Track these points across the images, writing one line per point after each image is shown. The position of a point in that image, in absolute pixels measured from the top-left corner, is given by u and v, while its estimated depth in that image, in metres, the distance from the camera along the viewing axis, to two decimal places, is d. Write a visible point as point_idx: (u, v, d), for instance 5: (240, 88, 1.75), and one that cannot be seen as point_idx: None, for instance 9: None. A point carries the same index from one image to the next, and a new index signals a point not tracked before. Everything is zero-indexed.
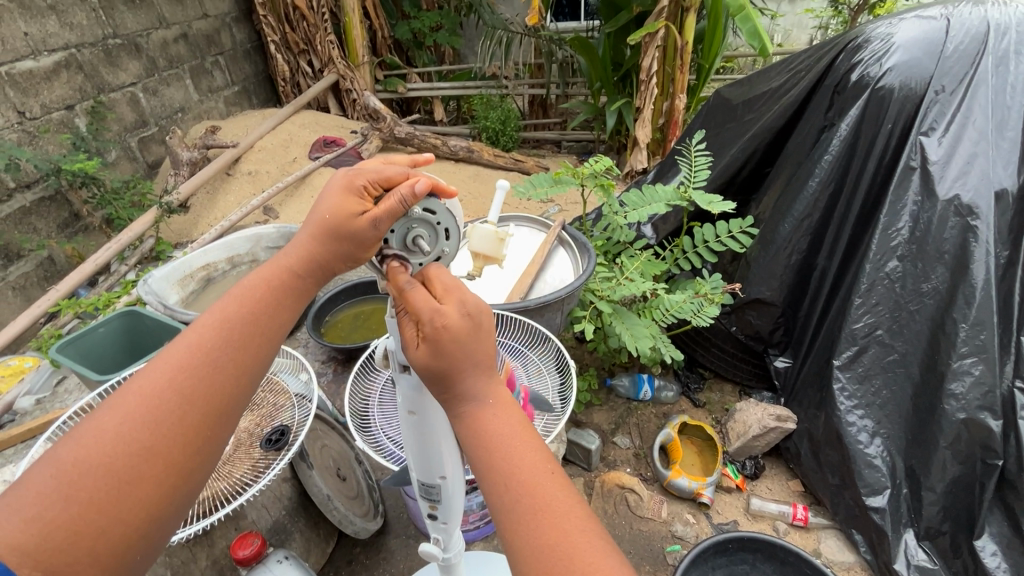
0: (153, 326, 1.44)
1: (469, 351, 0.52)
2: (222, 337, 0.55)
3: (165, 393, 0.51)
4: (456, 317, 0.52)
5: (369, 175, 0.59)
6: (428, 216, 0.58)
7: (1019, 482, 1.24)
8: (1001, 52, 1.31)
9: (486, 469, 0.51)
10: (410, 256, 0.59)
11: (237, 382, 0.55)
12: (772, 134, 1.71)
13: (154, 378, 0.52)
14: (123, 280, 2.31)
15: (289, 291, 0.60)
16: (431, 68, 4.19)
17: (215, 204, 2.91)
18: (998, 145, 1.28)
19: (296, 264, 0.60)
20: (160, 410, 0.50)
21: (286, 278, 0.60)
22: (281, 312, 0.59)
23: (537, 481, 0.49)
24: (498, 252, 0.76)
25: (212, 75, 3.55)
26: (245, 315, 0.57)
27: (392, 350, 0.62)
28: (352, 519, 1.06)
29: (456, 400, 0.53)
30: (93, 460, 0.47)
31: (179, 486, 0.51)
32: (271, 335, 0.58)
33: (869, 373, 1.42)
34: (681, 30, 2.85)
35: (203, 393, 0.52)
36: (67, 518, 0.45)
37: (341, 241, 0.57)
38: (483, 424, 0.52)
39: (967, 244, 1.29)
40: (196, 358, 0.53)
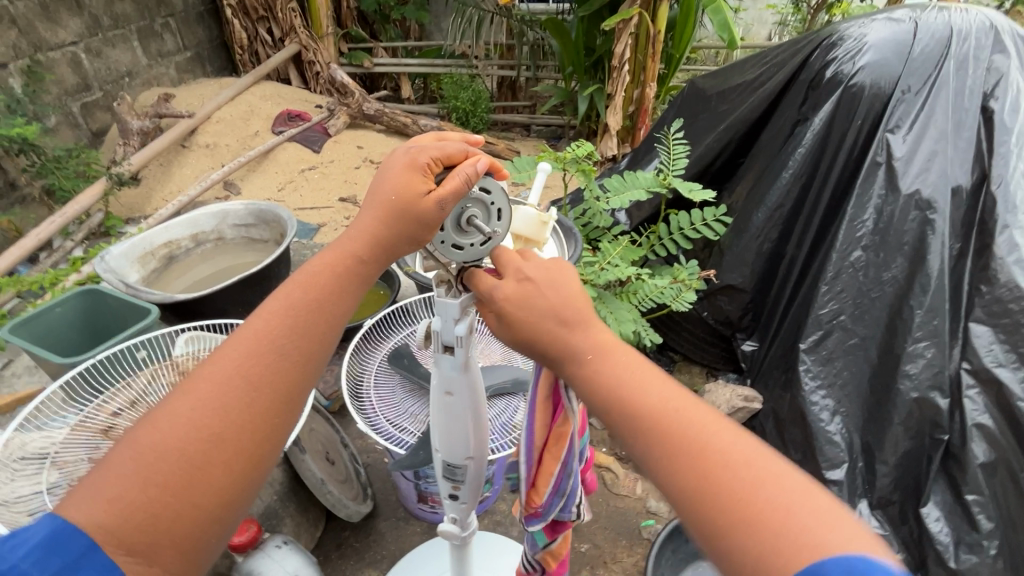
0: (115, 306, 1.35)
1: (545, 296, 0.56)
2: (286, 322, 0.52)
3: (232, 380, 0.49)
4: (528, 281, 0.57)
5: (431, 151, 0.57)
6: (484, 196, 0.59)
7: (962, 456, 1.33)
8: (961, 56, 1.40)
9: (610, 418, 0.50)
10: (463, 237, 0.60)
11: (303, 368, 0.52)
12: (747, 125, 1.77)
13: (222, 363, 0.50)
14: (70, 256, 2.15)
15: (354, 278, 0.57)
16: (398, 43, 4.07)
17: (170, 178, 2.76)
18: (956, 144, 1.37)
19: (361, 249, 0.57)
20: (229, 396, 0.48)
21: (349, 263, 0.57)
22: (346, 298, 0.56)
23: (669, 419, 0.47)
24: (539, 235, 0.76)
25: (161, 38, 3.30)
26: (308, 301, 0.54)
27: (437, 329, 0.64)
28: (345, 503, 1.03)
29: (565, 363, 0.54)
30: (166, 444, 0.46)
31: (249, 473, 0.49)
32: (336, 321, 0.55)
33: (832, 356, 1.52)
34: (654, 18, 2.86)
35: (270, 380, 0.50)
36: (144, 500, 0.44)
37: (406, 221, 0.56)
38: (595, 370, 0.52)
39: (925, 236, 1.37)
40: (263, 344, 0.51)
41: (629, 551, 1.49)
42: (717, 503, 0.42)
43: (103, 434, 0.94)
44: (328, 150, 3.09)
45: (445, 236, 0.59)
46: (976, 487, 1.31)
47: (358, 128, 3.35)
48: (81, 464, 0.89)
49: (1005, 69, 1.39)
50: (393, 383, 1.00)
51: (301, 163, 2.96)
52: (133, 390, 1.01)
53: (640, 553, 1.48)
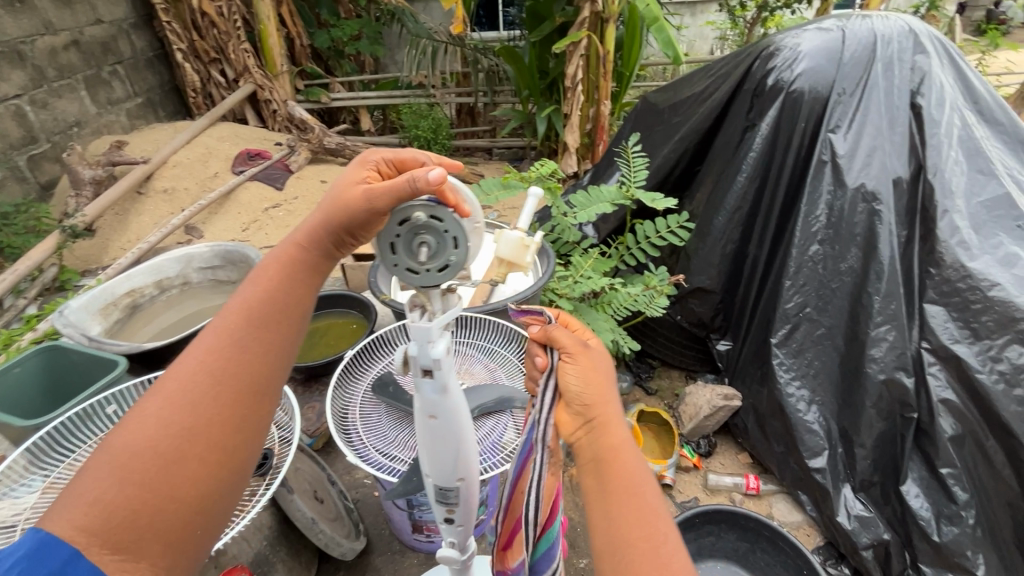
0: (79, 362, 1.29)
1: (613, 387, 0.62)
2: (245, 316, 0.56)
3: (198, 376, 0.52)
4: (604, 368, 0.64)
5: (379, 155, 0.63)
6: (435, 223, 0.56)
7: (932, 431, 1.39)
8: (887, 58, 1.51)
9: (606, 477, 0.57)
10: (415, 262, 0.58)
11: (268, 358, 0.56)
12: (700, 134, 1.85)
13: (187, 363, 0.53)
14: (24, 314, 2.07)
15: (306, 268, 0.60)
16: (354, 78, 4.11)
17: (127, 226, 2.69)
18: (891, 139, 1.47)
19: (305, 238, 0.60)
20: (196, 392, 0.52)
21: (297, 253, 0.60)
22: (300, 287, 0.60)
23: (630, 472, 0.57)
24: (521, 258, 0.75)
25: (110, 86, 3.25)
26: (264, 295, 0.57)
27: (413, 354, 0.63)
28: (338, 541, 1.00)
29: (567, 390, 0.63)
30: (138, 445, 0.49)
31: (224, 462, 0.52)
32: (294, 311, 0.59)
33: (802, 347, 1.58)
34: (603, 40, 2.98)
35: (234, 372, 0.53)
36: (122, 498, 0.47)
37: (347, 214, 0.59)
38: (606, 426, 0.60)
39: (874, 226, 1.45)
40: (224, 339, 0.54)
41: None
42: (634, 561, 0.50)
43: None
44: (291, 186, 3.06)
45: (397, 259, 0.58)
46: (949, 460, 1.36)
47: (320, 163, 3.33)
48: None
49: (927, 68, 1.51)
50: (379, 411, 0.99)
51: (265, 201, 2.92)
52: None
53: None
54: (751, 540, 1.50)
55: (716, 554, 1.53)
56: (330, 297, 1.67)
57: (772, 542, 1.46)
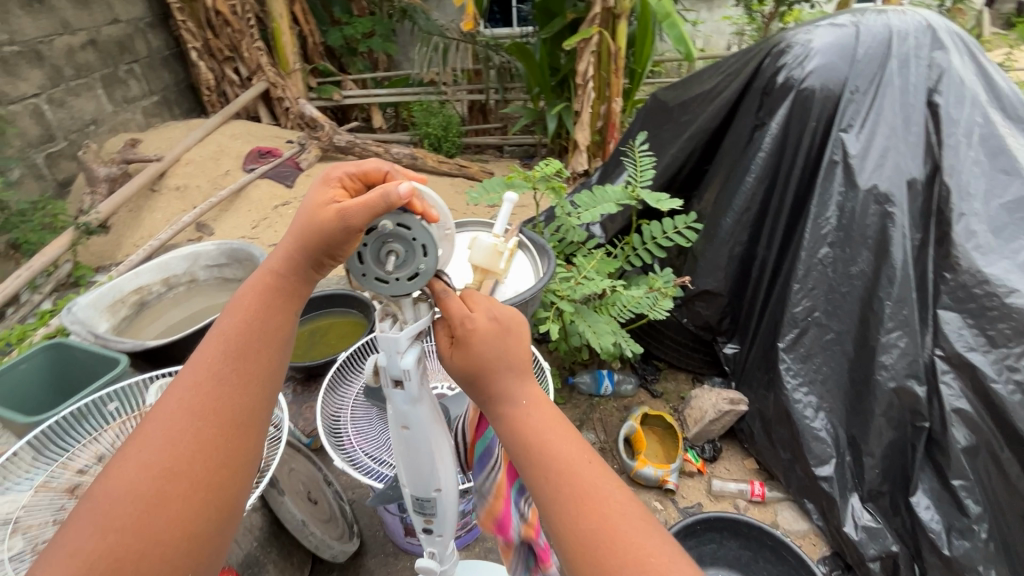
0: (83, 359, 1.31)
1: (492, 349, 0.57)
2: (222, 349, 0.57)
3: (178, 414, 0.53)
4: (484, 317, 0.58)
5: (341, 174, 0.62)
6: (402, 231, 0.57)
7: (944, 441, 1.34)
8: (903, 55, 1.46)
9: (528, 468, 0.55)
10: (382, 270, 0.59)
11: (248, 390, 0.56)
12: (709, 133, 1.81)
13: (170, 403, 0.54)
14: (39, 310, 2.11)
15: (281, 294, 0.60)
16: (366, 75, 4.12)
17: (140, 222, 2.74)
18: (906, 138, 1.42)
19: (280, 266, 0.61)
20: (176, 431, 0.52)
21: (273, 281, 0.61)
22: (278, 315, 0.60)
23: (572, 466, 0.53)
24: (495, 264, 0.78)
25: (127, 85, 3.30)
26: (240, 326, 0.58)
27: (384, 364, 0.63)
28: (329, 543, 1.01)
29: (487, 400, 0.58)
30: (123, 490, 0.49)
31: (211, 499, 0.51)
32: (273, 339, 0.59)
33: (810, 352, 1.54)
34: (614, 36, 2.94)
35: (213, 407, 0.54)
36: (107, 547, 0.47)
37: (315, 234, 0.57)
38: (529, 428, 0.55)
39: (886, 228, 1.41)
40: (203, 375, 0.55)
41: None
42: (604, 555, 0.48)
43: (69, 494, 0.89)
44: (301, 184, 3.08)
45: (365, 269, 0.59)
46: (961, 472, 1.31)
47: (331, 161, 3.35)
48: (46, 527, 0.84)
49: (945, 64, 1.45)
50: (370, 415, 1.00)
51: (275, 199, 2.94)
52: (100, 445, 0.98)
53: None
54: (753, 549, 1.47)
55: (718, 562, 1.49)
56: (332, 296, 1.67)
57: (775, 552, 1.43)
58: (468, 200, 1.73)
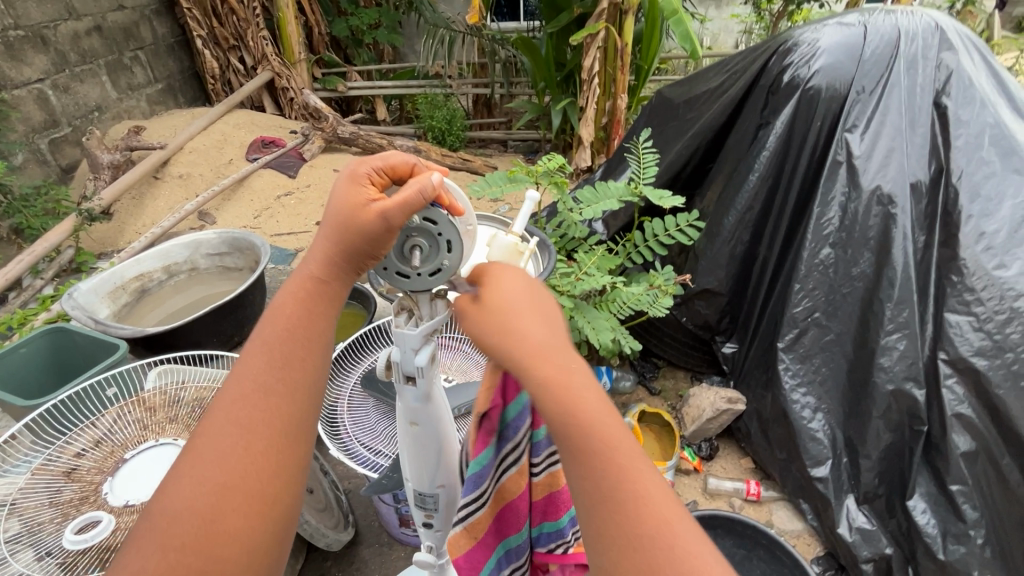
0: (83, 344, 1.31)
1: (531, 322, 0.55)
2: (265, 359, 0.56)
3: (227, 427, 0.53)
4: (516, 294, 0.57)
5: (364, 173, 0.59)
6: (428, 225, 0.58)
7: (943, 445, 1.34)
8: (911, 56, 1.45)
9: (575, 451, 0.49)
10: (405, 264, 0.60)
11: (293, 399, 0.55)
12: (713, 131, 1.80)
13: (216, 417, 0.54)
14: (40, 294, 2.12)
15: (321, 298, 0.59)
16: (371, 66, 4.11)
17: (143, 210, 2.74)
18: (912, 140, 1.41)
19: (319, 270, 0.59)
20: (226, 444, 0.52)
21: (313, 287, 0.59)
22: (319, 320, 0.59)
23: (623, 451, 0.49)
24: (514, 262, 0.77)
25: (131, 71, 3.30)
26: (282, 333, 0.57)
27: (397, 360, 0.64)
28: (324, 533, 1.03)
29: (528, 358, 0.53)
30: (180, 507, 0.50)
31: (264, 511, 0.51)
32: (315, 344, 0.58)
33: (809, 353, 1.55)
34: (621, 32, 2.93)
35: (260, 417, 0.53)
36: (167, 565, 0.47)
37: (356, 233, 0.56)
38: (577, 397, 0.50)
39: (890, 230, 1.40)
40: (248, 385, 0.55)
41: None
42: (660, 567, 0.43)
43: (66, 477, 0.89)
44: (304, 174, 3.07)
45: (388, 263, 0.60)
46: (960, 477, 1.31)
47: (334, 152, 3.35)
48: (42, 509, 0.85)
49: (954, 66, 1.44)
50: (367, 406, 1.00)
51: (277, 189, 2.94)
52: (98, 428, 0.96)
53: None
54: (748, 547, 1.46)
55: None
56: None
57: (769, 550, 1.43)
58: (470, 193, 1.73)
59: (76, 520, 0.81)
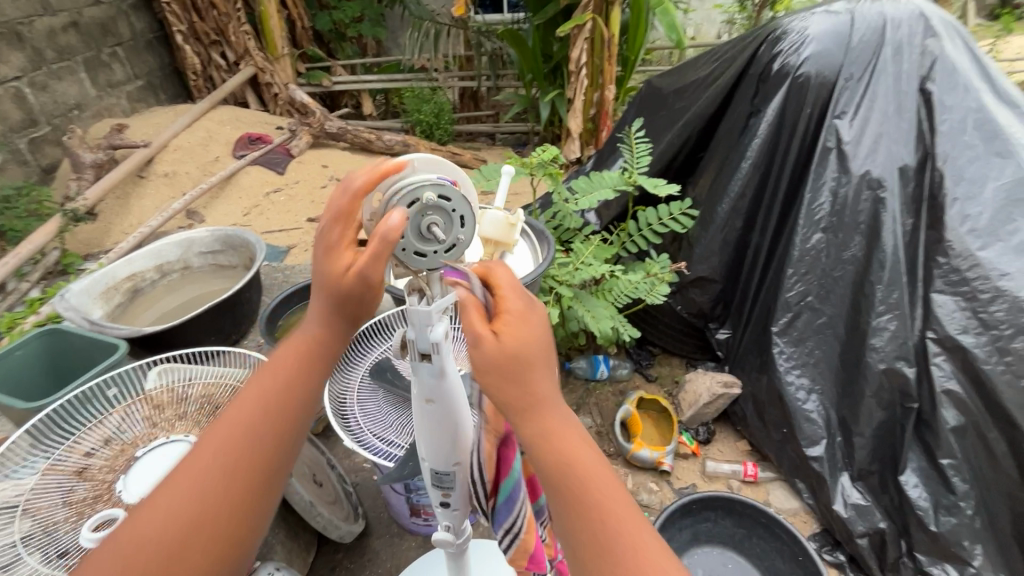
0: (80, 345, 1.29)
1: (544, 380, 0.55)
2: (259, 414, 0.56)
3: (207, 476, 0.53)
4: (536, 339, 0.54)
5: (343, 221, 0.55)
6: (444, 203, 0.57)
7: (933, 421, 1.38)
8: (897, 42, 1.48)
9: (554, 471, 0.53)
10: (424, 243, 0.58)
11: (277, 457, 0.56)
12: (704, 120, 1.82)
13: (199, 458, 0.54)
14: (27, 297, 2.08)
15: (318, 359, 0.59)
16: (355, 60, 4.07)
17: (129, 209, 2.70)
18: (899, 125, 1.44)
19: (321, 332, 0.59)
20: (202, 489, 0.53)
21: (314, 347, 0.59)
22: (313, 382, 0.59)
23: (594, 475, 0.53)
24: (507, 236, 0.79)
25: (110, 68, 3.23)
26: (279, 389, 0.57)
27: (412, 338, 0.63)
28: (336, 525, 1.03)
29: (518, 384, 0.53)
30: (143, 543, 0.50)
31: (224, 561, 0.53)
32: (307, 406, 0.59)
33: (802, 336, 1.58)
34: (607, 23, 2.93)
35: (240, 472, 0.54)
36: None
37: (347, 300, 0.56)
38: (550, 423, 0.54)
39: (879, 214, 1.44)
40: (235, 436, 0.55)
41: None
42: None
43: (77, 476, 0.89)
44: (292, 171, 3.04)
45: (405, 244, 0.57)
46: (949, 451, 1.36)
47: (322, 147, 3.31)
48: (56, 509, 0.85)
49: (938, 52, 1.47)
50: (376, 398, 1.01)
51: (266, 186, 2.91)
52: (107, 427, 0.97)
53: None
54: (747, 526, 1.51)
55: (712, 540, 1.54)
56: None
57: (768, 529, 1.47)
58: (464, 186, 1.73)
59: (93, 519, 0.79)
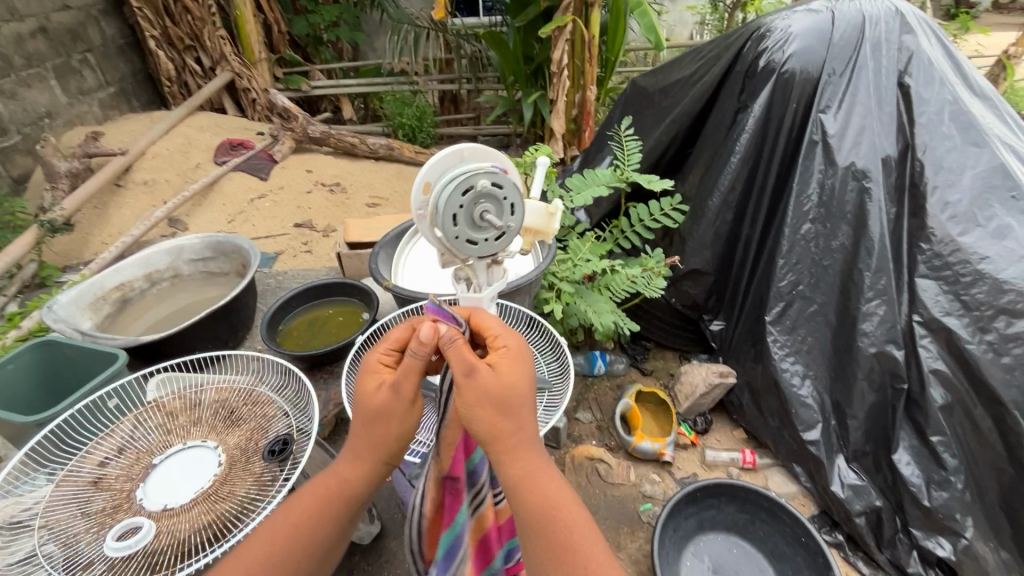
0: (74, 356, 1.26)
1: (527, 420, 0.69)
2: (312, 509, 0.71)
3: (269, 553, 0.68)
4: (521, 381, 0.68)
5: (383, 346, 0.72)
6: (497, 190, 0.62)
7: (922, 400, 1.44)
8: (875, 39, 1.54)
9: (524, 494, 0.67)
10: (478, 230, 0.63)
11: (320, 542, 0.71)
12: (691, 117, 1.87)
13: (266, 534, 0.70)
14: (5, 312, 2.01)
15: (360, 475, 0.72)
16: (334, 65, 4.03)
17: (108, 219, 2.62)
18: (880, 118, 1.50)
19: (366, 452, 0.71)
20: (262, 562, 0.68)
21: (360, 464, 0.71)
22: (356, 494, 0.72)
23: (557, 501, 0.67)
24: (547, 227, 0.79)
25: (81, 75, 3.14)
26: (330, 493, 0.71)
27: None
28: (356, 525, 1.06)
29: (501, 417, 0.67)
30: None
31: None
32: (347, 510, 0.72)
33: (795, 324, 1.63)
34: (588, 24, 2.97)
35: (293, 553, 0.69)
36: None
37: (384, 420, 0.69)
38: (523, 454, 0.68)
39: (864, 204, 1.49)
40: (294, 524, 0.70)
41: (630, 535, 1.57)
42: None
43: (93, 487, 0.88)
44: (276, 176, 2.99)
45: (459, 232, 0.62)
46: (939, 428, 1.41)
47: (305, 152, 3.27)
48: (74, 521, 0.83)
49: (914, 48, 1.54)
50: None
51: (250, 192, 2.86)
52: (119, 436, 0.96)
53: (640, 536, 1.57)
54: (750, 512, 1.55)
55: (716, 526, 1.57)
56: (328, 285, 1.66)
57: (771, 513, 1.51)
58: None
59: (116, 527, 0.80)
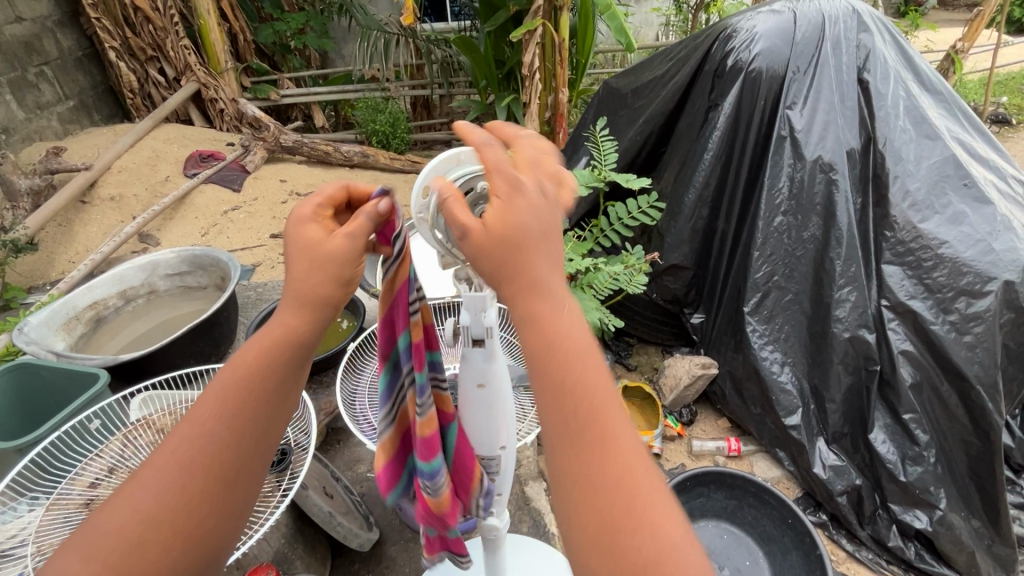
0: (51, 379, 1.22)
1: (560, 285, 0.48)
2: (242, 383, 0.52)
3: (195, 444, 0.50)
4: (541, 232, 0.48)
5: (314, 200, 0.56)
6: None
7: (894, 380, 1.50)
8: (835, 37, 1.61)
9: (551, 390, 0.45)
10: None
11: (262, 425, 0.53)
12: (664, 116, 1.91)
13: (188, 424, 0.51)
14: None
15: (304, 335, 0.54)
16: (303, 73, 3.98)
17: (73, 236, 2.54)
18: (843, 113, 1.57)
19: (303, 301, 0.54)
20: (191, 455, 0.50)
21: (296, 320, 0.54)
22: (299, 353, 0.55)
23: (605, 412, 0.44)
24: None
25: (38, 89, 3.06)
26: (265, 357, 0.53)
27: (465, 325, 0.68)
28: (355, 532, 1.03)
29: (519, 276, 0.46)
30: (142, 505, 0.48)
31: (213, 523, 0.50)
32: (289, 376, 0.54)
33: (772, 314, 1.67)
34: (557, 28, 2.99)
35: (226, 438, 0.51)
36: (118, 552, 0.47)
37: (322, 262, 0.53)
38: (550, 327, 0.46)
39: (833, 195, 1.55)
40: (221, 405, 0.52)
41: None
42: (618, 525, 0.40)
43: (85, 508, 0.86)
44: (249, 187, 2.94)
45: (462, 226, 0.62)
46: (910, 406, 1.48)
47: (277, 161, 3.22)
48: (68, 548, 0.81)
49: (871, 46, 1.61)
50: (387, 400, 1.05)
51: (222, 204, 2.81)
52: (107, 457, 0.94)
53: None
54: (738, 497, 1.59)
55: (706, 514, 1.61)
56: None
57: (758, 497, 1.55)
58: None
59: None
